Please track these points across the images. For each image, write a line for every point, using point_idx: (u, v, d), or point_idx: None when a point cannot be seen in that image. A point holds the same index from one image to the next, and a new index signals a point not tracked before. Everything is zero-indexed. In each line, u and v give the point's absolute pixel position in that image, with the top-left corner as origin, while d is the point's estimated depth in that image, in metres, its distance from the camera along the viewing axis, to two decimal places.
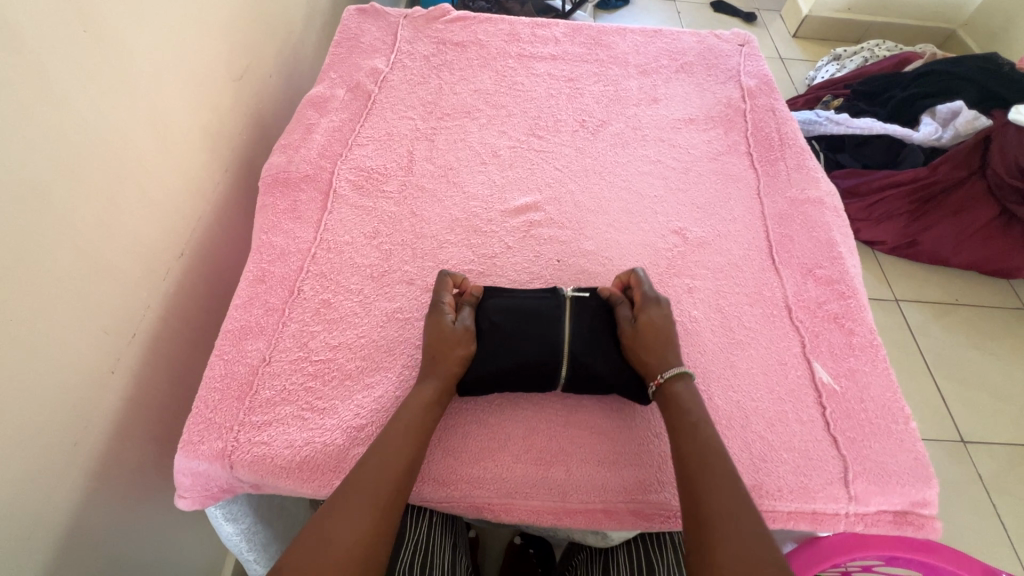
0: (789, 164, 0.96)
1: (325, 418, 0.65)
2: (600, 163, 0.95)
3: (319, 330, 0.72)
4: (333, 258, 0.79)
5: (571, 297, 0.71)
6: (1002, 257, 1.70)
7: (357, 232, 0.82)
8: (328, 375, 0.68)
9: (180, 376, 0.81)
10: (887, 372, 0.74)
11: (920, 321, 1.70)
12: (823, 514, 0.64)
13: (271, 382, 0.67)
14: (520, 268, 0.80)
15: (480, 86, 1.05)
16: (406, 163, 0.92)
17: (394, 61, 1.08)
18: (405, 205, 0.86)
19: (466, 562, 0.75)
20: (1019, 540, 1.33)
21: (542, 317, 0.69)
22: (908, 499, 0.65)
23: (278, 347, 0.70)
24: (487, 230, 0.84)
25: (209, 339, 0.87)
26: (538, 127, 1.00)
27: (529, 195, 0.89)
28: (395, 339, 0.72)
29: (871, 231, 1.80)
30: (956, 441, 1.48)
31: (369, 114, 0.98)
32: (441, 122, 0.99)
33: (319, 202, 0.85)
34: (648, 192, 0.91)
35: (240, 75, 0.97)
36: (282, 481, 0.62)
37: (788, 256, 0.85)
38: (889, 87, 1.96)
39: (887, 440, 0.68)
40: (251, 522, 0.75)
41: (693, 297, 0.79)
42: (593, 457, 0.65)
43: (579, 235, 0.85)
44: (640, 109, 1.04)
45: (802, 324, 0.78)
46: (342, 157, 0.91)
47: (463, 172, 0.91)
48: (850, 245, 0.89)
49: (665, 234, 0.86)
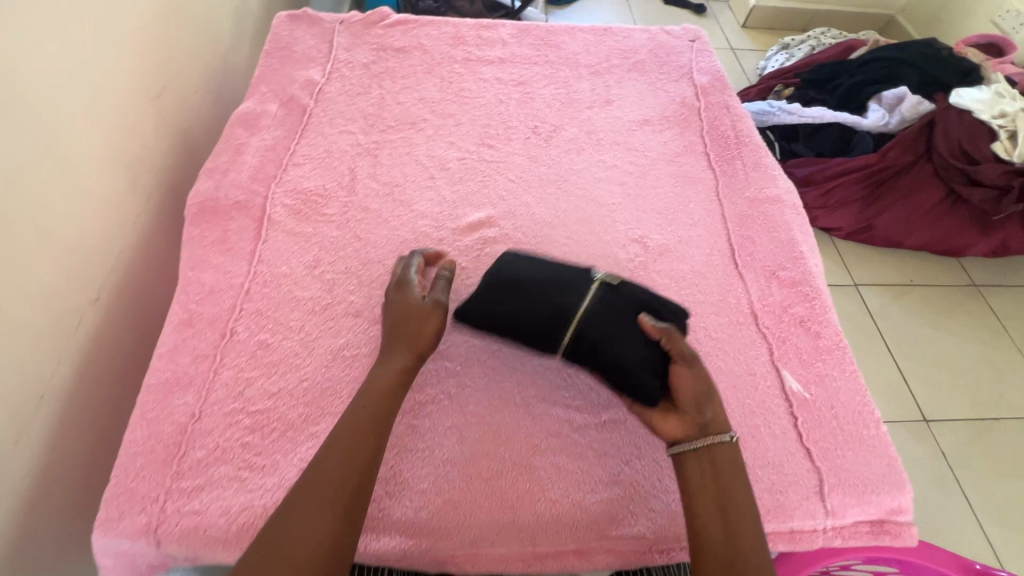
0: (746, 162, 0.94)
1: (266, 478, 0.59)
2: (555, 172, 0.91)
3: (256, 376, 0.65)
4: (270, 293, 0.72)
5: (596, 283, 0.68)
6: (951, 237, 1.76)
7: (296, 262, 0.75)
8: (269, 427, 0.62)
9: (97, 435, 0.73)
10: (854, 375, 0.73)
11: (879, 304, 1.73)
12: (801, 530, 0.62)
13: (203, 441, 0.60)
14: (476, 290, 0.76)
15: (425, 94, 1.00)
16: (348, 182, 0.85)
17: (331, 70, 1.01)
18: (348, 228, 0.80)
19: None
20: (983, 514, 1.38)
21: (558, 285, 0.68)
22: (884, 508, 0.63)
23: (210, 400, 0.63)
24: (438, 251, 0.79)
25: (129, 387, 0.79)
26: (489, 136, 0.95)
27: (482, 210, 0.84)
28: (342, 381, 0.66)
29: (828, 219, 1.82)
30: (919, 421, 1.51)
31: (305, 130, 0.91)
32: (384, 135, 0.92)
33: (253, 230, 0.78)
34: (606, 200, 0.88)
35: (160, 94, 0.88)
36: (218, 554, 0.55)
37: (750, 259, 0.83)
38: (837, 75, 1.99)
39: (860, 448, 0.66)
40: None
41: None
42: (563, 494, 0.61)
43: (537, 250, 0.81)
44: (594, 112, 1.00)
45: (768, 330, 0.75)
46: (277, 179, 0.84)
47: (409, 189, 0.86)
48: (811, 243, 0.88)
49: (625, 244, 0.83)
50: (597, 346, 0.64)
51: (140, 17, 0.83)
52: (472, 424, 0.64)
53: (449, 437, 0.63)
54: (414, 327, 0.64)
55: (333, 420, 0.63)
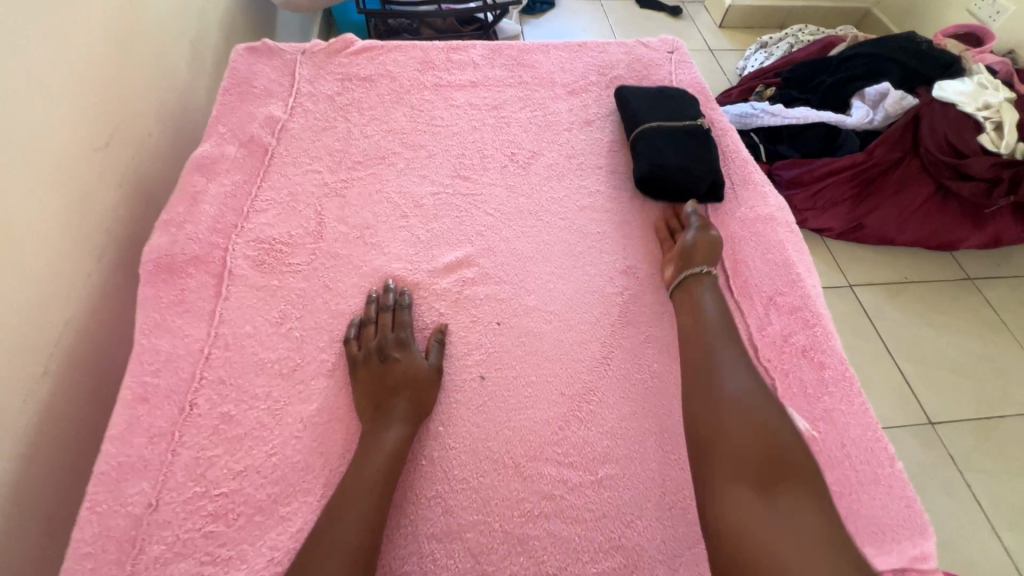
0: (734, 180, 0.90)
1: (231, 573, 0.53)
2: (536, 202, 0.86)
3: (218, 454, 0.59)
4: (232, 357, 0.67)
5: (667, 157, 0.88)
6: (943, 232, 1.73)
7: (260, 319, 0.70)
8: (234, 512, 0.56)
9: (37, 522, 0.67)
10: (863, 407, 0.68)
11: (875, 304, 1.70)
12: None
13: (159, 536, 0.54)
14: (456, 339, 0.70)
15: (394, 125, 0.95)
16: (315, 227, 0.80)
17: (293, 105, 0.95)
18: (316, 278, 0.74)
19: None
20: (996, 517, 1.34)
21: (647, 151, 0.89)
22: (906, 555, 0.59)
23: (167, 486, 0.57)
24: (415, 297, 0.74)
25: (76, 464, 0.73)
26: (463, 166, 0.90)
27: (459, 249, 0.79)
28: (313, 453, 0.61)
29: (819, 220, 1.78)
30: (924, 423, 1.48)
31: (268, 172, 0.85)
32: (352, 173, 0.87)
33: (213, 288, 0.72)
34: (590, 229, 0.83)
35: (107, 142, 0.82)
36: None
37: (745, 285, 0.78)
38: (817, 73, 1.97)
39: (876, 489, 0.62)
40: None
41: (651, 348, 0.72)
42: (560, 568, 0.56)
43: (519, 289, 0.76)
44: (572, 134, 0.95)
45: (769, 363, 0.71)
46: (238, 229, 0.78)
47: (381, 230, 0.80)
48: (807, 262, 0.83)
49: (613, 276, 0.78)
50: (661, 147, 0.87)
51: (81, 63, 0.77)
52: (459, 492, 0.59)
53: (433, 510, 0.58)
54: (418, 397, 0.63)
55: (304, 500, 0.58)
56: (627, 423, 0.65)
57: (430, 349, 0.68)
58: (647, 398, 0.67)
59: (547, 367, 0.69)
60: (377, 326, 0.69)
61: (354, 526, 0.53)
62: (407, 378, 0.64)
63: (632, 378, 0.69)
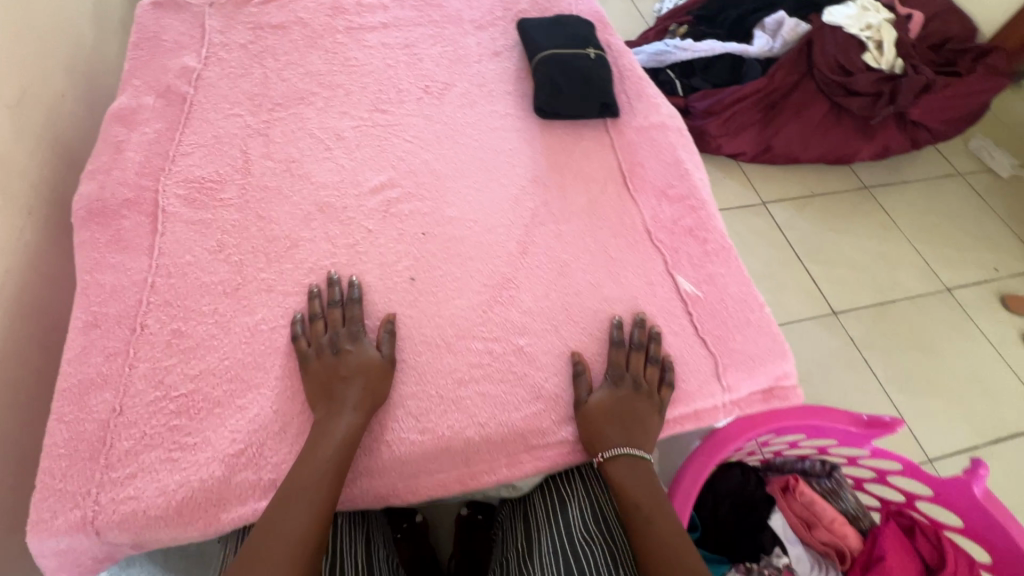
0: (630, 94, 1.00)
1: (197, 453, 0.60)
2: (451, 127, 0.93)
3: (174, 363, 0.66)
4: (177, 283, 0.72)
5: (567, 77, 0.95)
6: (840, 147, 1.91)
7: (199, 249, 0.75)
8: (195, 407, 0.63)
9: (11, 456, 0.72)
10: (739, 269, 0.81)
11: (786, 217, 1.88)
12: (704, 408, 0.71)
13: (128, 433, 0.61)
14: (386, 249, 0.78)
15: (310, 68, 0.98)
16: (242, 165, 0.84)
17: (207, 55, 0.97)
18: (249, 209, 0.80)
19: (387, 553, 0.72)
20: (889, 384, 1.56)
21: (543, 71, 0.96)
22: (771, 376, 0.73)
23: (129, 394, 0.63)
24: (345, 217, 0.80)
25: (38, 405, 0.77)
26: (381, 101, 0.95)
27: (382, 173, 0.86)
28: (263, 353, 0.67)
29: (733, 144, 1.92)
30: (830, 314, 1.67)
31: (189, 119, 0.88)
32: (273, 114, 0.91)
33: (148, 226, 0.76)
34: (503, 146, 0.91)
35: (18, 100, 0.83)
36: (161, 532, 0.57)
37: (641, 182, 0.89)
38: (723, 7, 2.07)
39: (748, 330, 0.75)
40: None
41: (561, 240, 0.81)
42: (491, 418, 0.66)
43: (440, 203, 0.84)
44: (482, 65, 1.02)
45: (662, 243, 0.82)
46: (165, 172, 0.82)
47: (307, 162, 0.86)
48: (696, 160, 0.95)
49: (525, 185, 0.87)
50: (553, 69, 0.95)
51: None
52: (398, 370, 0.68)
53: None
54: (369, 387, 0.63)
55: (257, 391, 0.65)
56: (541, 302, 0.75)
57: (380, 341, 0.68)
58: (559, 280, 0.77)
59: (469, 265, 0.78)
60: (325, 322, 0.69)
61: (302, 516, 0.55)
62: (356, 369, 0.64)
63: (544, 266, 0.79)
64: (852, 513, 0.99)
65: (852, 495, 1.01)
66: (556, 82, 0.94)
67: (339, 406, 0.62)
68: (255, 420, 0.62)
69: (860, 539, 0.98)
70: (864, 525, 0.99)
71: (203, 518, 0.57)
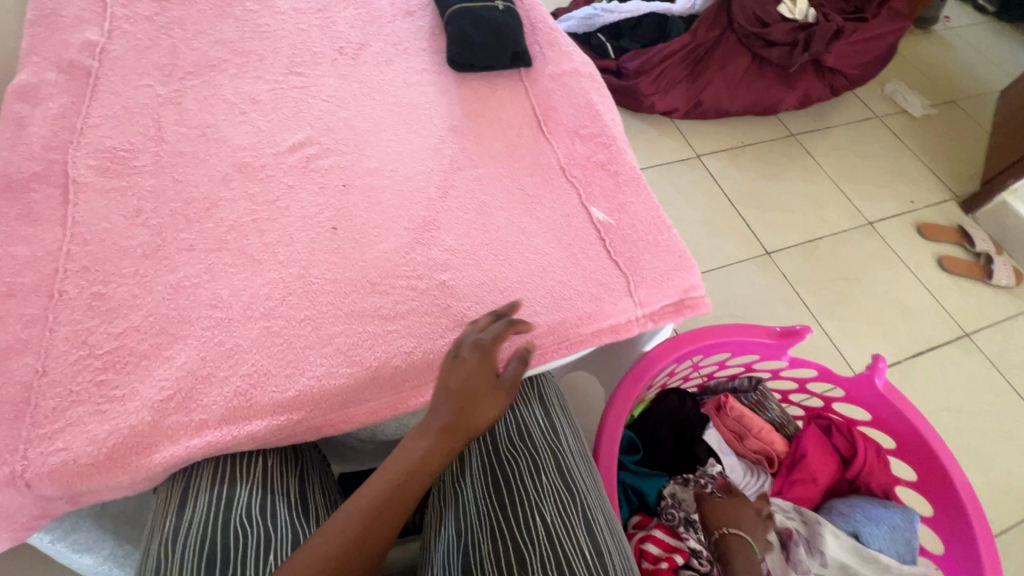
0: (543, 44, 1.03)
1: (126, 404, 0.61)
2: (368, 85, 0.94)
3: (96, 324, 0.66)
4: (94, 249, 0.72)
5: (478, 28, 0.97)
6: (765, 97, 2.01)
7: (115, 215, 0.75)
8: (121, 362, 0.64)
9: None
10: (649, 197, 0.86)
11: (719, 168, 1.96)
12: (619, 323, 0.76)
13: (52, 391, 0.61)
14: (307, 203, 0.80)
15: (220, 36, 0.98)
16: (155, 133, 0.84)
17: (110, 29, 0.96)
18: (164, 174, 0.80)
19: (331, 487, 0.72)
20: (819, 313, 1.67)
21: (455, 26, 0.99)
22: (680, 289, 0.78)
23: (51, 356, 0.64)
24: (263, 176, 0.82)
25: None
26: (295, 64, 0.96)
27: (300, 132, 0.87)
28: (187, 307, 0.69)
29: (665, 102, 1.98)
30: (763, 254, 1.77)
31: (95, 92, 0.87)
32: (185, 82, 0.91)
33: (59, 198, 0.76)
34: (419, 100, 0.94)
35: None
36: (94, 478, 0.58)
37: (555, 125, 0.93)
38: None
39: (657, 250, 0.80)
40: (112, 550, 0.76)
41: (480, 183, 0.85)
42: (417, 347, 0.69)
43: (360, 157, 0.86)
44: (396, 24, 1.04)
45: (575, 179, 0.87)
46: (74, 144, 0.81)
47: (222, 127, 0.86)
48: (608, 102, 0.99)
49: (443, 134, 0.90)
50: (464, 24, 0.98)
51: None
52: (324, 312, 0.70)
53: (302, 327, 0.69)
54: (473, 414, 0.59)
55: (185, 342, 0.66)
56: (462, 240, 0.79)
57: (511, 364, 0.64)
58: (478, 219, 0.81)
59: (390, 212, 0.80)
60: (477, 328, 0.66)
61: (368, 507, 0.53)
62: (469, 392, 0.60)
63: (464, 207, 0.82)
64: (777, 420, 1.09)
65: (777, 405, 1.10)
66: (468, 34, 0.97)
67: (448, 424, 0.59)
68: (183, 368, 0.64)
69: (785, 443, 1.07)
70: (790, 431, 1.08)
71: (135, 462, 0.59)
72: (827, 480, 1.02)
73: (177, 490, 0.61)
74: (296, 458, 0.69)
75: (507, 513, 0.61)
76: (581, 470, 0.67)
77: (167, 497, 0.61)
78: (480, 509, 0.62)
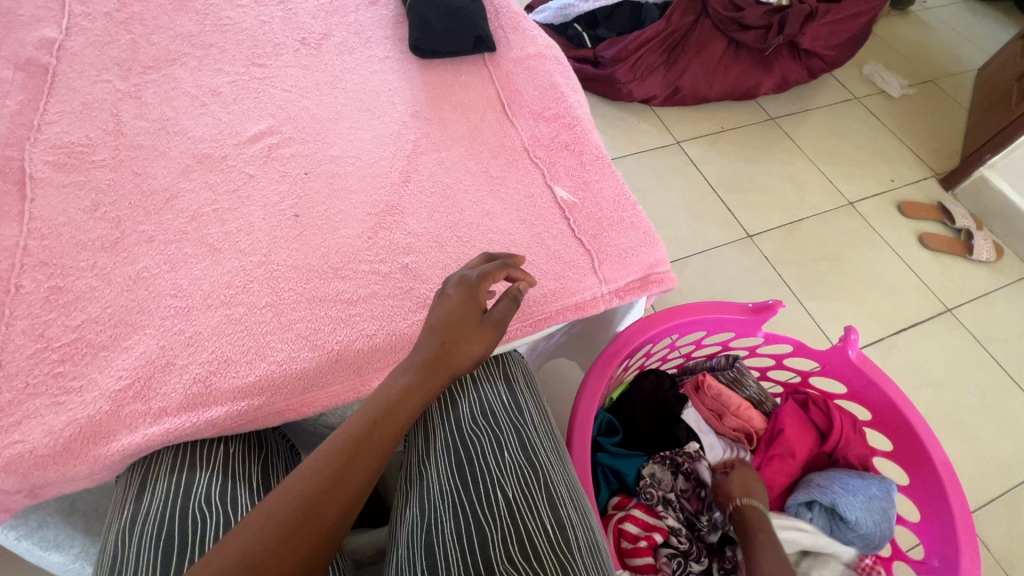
0: (506, 29, 1.03)
1: (83, 395, 0.61)
2: (330, 74, 0.94)
3: (54, 317, 0.66)
4: (51, 244, 0.72)
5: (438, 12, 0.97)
6: (742, 81, 2.01)
7: (73, 210, 0.75)
8: (79, 353, 0.64)
9: None
10: (614, 176, 0.86)
11: (700, 153, 1.96)
12: (585, 300, 0.76)
13: (9, 385, 0.61)
14: (269, 191, 0.79)
15: (181, 30, 0.97)
16: (114, 127, 0.83)
17: (68, 26, 0.95)
18: (124, 168, 0.79)
19: None
20: (801, 294, 1.68)
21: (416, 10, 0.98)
22: (645, 264, 0.78)
23: (8, 350, 0.63)
24: (224, 166, 0.81)
25: None
26: (257, 56, 0.95)
27: (261, 122, 0.87)
28: (146, 298, 0.68)
29: (643, 89, 1.98)
30: (745, 237, 1.77)
31: (53, 89, 0.86)
32: (144, 77, 0.90)
33: (16, 194, 0.75)
34: (383, 87, 0.93)
35: None
36: (53, 469, 0.58)
37: (519, 108, 0.93)
38: None
39: (621, 226, 0.80)
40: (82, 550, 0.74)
41: (443, 167, 0.85)
42: (379, 329, 0.69)
43: (322, 145, 0.85)
44: (359, 14, 1.03)
45: (540, 160, 0.86)
46: (31, 141, 0.80)
47: (182, 119, 0.86)
48: (573, 84, 0.99)
49: (406, 120, 0.90)
50: (424, 8, 0.97)
51: None
52: (286, 298, 0.70)
53: (262, 315, 0.69)
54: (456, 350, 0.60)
55: (143, 333, 0.66)
56: (425, 223, 0.78)
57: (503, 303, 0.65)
58: (442, 203, 0.81)
59: (352, 199, 0.80)
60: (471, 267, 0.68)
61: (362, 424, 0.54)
62: (453, 325, 0.61)
63: (427, 192, 0.82)
64: (755, 396, 1.08)
65: (756, 382, 1.09)
66: (429, 19, 0.96)
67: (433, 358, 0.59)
68: (143, 357, 0.64)
69: (764, 419, 1.06)
70: (768, 407, 1.08)
71: (95, 451, 0.59)
72: (806, 453, 1.02)
73: (137, 477, 0.60)
74: (262, 448, 0.67)
75: (470, 490, 0.61)
76: (546, 448, 0.67)
77: (125, 486, 0.61)
78: (444, 487, 0.62)
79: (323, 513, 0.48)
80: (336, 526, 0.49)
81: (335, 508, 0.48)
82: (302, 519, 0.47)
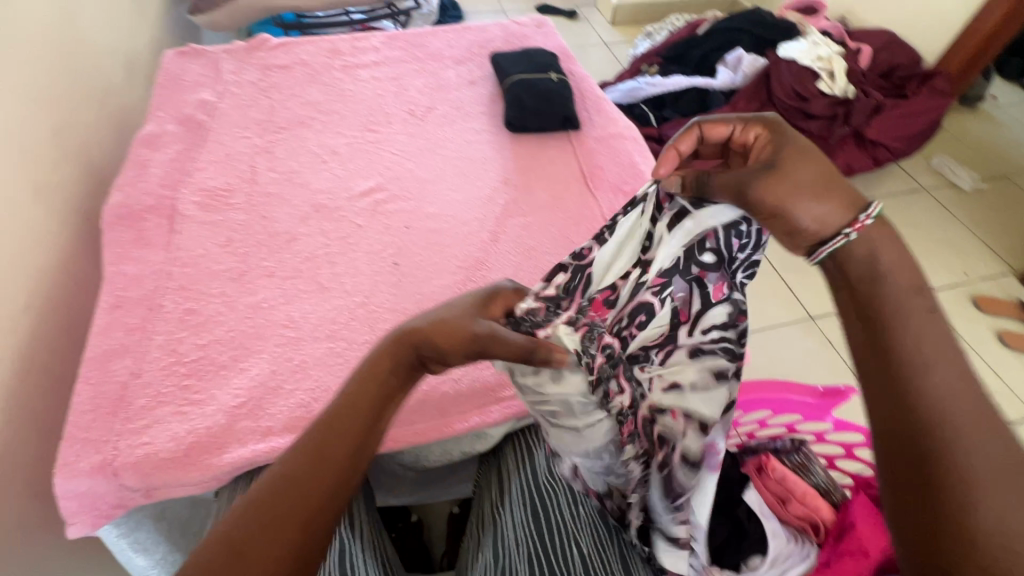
0: (591, 111, 1.14)
1: (203, 408, 0.68)
2: (433, 142, 1.06)
3: (186, 335, 0.75)
4: (189, 271, 0.82)
5: (532, 94, 1.09)
6: None
7: (210, 244, 0.86)
8: (203, 369, 0.72)
9: (49, 433, 0.81)
10: None
11: None
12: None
13: (144, 392, 0.69)
14: (373, 240, 0.89)
15: (310, 99, 1.13)
16: (250, 176, 0.97)
17: (222, 91, 1.13)
18: (254, 211, 0.91)
19: (374, 512, 0.76)
20: None
21: (512, 91, 1.11)
22: None
23: (146, 361, 0.72)
24: (338, 215, 0.92)
25: (70, 388, 0.87)
26: (371, 123, 1.09)
27: (372, 180, 0.98)
28: (263, 325, 0.77)
29: None
30: (807, 318, 1.75)
31: (205, 141, 1.02)
32: (278, 135, 1.05)
33: (167, 226, 0.88)
34: (477, 156, 1.04)
35: (59, 128, 0.96)
36: (170, 473, 0.64)
37: (600, 182, 1.01)
38: (689, 49, 2.29)
39: None
40: (164, 554, 0.79)
41: (528, 229, 0.92)
42: (463, 372, 0.74)
43: (422, 202, 0.95)
44: (460, 91, 1.17)
45: None
46: (183, 183, 0.94)
47: (305, 173, 0.98)
48: (650, 163, 1.07)
49: (496, 186, 0.99)
50: (520, 90, 1.10)
51: (30, 61, 0.92)
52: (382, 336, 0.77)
53: (360, 351, 0.75)
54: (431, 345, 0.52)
55: (258, 358, 0.73)
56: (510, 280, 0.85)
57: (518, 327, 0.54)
58: (525, 262, 0.87)
59: (445, 252, 0.88)
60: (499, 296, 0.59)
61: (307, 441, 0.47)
62: (445, 324, 0.53)
63: (513, 251, 0.89)
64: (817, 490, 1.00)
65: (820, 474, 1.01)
66: (523, 99, 1.08)
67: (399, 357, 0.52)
68: (257, 378, 0.71)
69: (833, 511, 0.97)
70: (836, 499, 0.99)
71: (207, 460, 0.65)
72: None
73: (239, 490, 0.66)
74: (347, 480, 0.72)
75: (549, 544, 0.62)
76: None
77: (228, 497, 0.66)
78: (520, 537, 0.64)
79: (262, 546, 0.42)
80: (284, 558, 0.42)
81: (289, 535, 0.43)
82: (234, 557, 0.41)
